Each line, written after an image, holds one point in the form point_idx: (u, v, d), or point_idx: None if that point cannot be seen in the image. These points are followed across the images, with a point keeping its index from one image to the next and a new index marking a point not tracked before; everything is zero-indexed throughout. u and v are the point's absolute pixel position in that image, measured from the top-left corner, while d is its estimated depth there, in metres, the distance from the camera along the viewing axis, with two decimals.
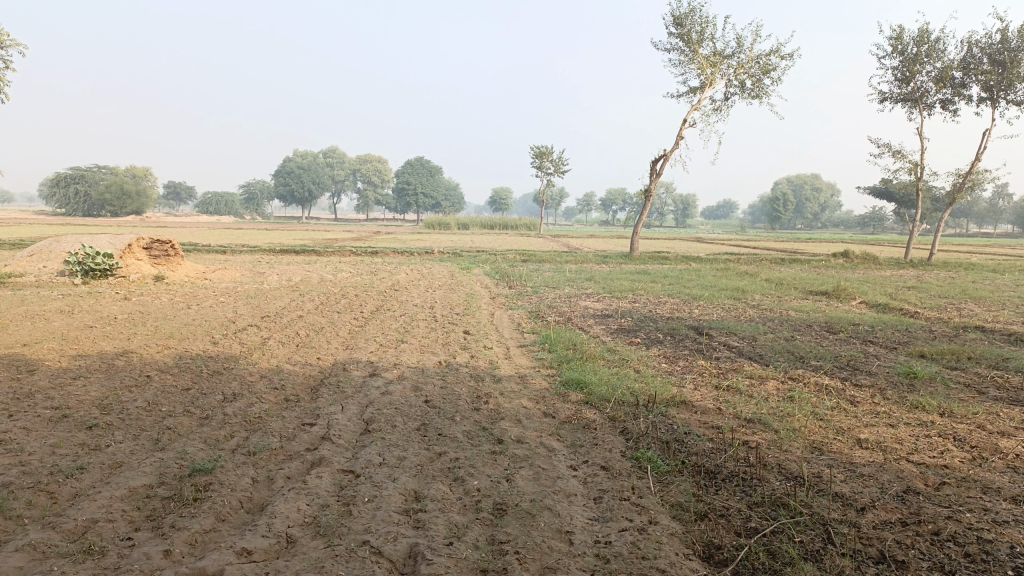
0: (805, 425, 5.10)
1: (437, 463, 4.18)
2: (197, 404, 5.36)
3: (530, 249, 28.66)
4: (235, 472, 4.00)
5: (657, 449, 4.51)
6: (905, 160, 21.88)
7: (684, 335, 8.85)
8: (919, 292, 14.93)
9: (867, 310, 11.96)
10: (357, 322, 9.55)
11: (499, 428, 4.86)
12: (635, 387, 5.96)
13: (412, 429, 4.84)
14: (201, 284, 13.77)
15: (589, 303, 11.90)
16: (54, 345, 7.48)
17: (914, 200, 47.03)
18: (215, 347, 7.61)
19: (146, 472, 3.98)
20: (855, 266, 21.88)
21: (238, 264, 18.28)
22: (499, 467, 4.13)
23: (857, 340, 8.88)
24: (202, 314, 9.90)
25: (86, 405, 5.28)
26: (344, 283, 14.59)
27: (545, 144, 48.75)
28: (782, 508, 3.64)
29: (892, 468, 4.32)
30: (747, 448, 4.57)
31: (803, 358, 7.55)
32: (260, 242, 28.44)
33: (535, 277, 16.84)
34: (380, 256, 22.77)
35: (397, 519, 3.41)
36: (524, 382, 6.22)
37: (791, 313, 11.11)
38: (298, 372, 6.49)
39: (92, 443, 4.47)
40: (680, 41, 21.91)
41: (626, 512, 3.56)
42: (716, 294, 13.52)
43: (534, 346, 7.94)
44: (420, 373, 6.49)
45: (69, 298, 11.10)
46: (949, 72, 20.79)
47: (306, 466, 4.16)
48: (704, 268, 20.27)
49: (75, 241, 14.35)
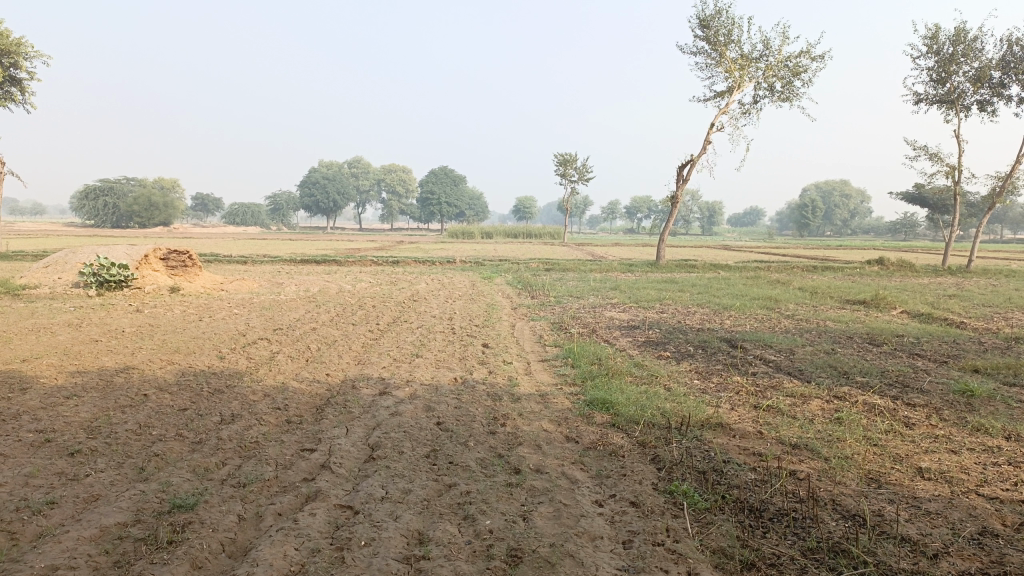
0: (858, 452, 4.58)
1: (445, 498, 3.73)
2: (191, 427, 4.96)
3: (554, 258, 28.16)
4: (219, 508, 3.57)
5: (693, 481, 4.02)
6: (942, 162, 21.12)
7: (716, 348, 8.35)
8: (962, 301, 14.23)
9: (909, 320, 11.32)
10: (371, 334, 9.15)
11: (516, 455, 4.40)
12: (665, 407, 5.46)
13: (420, 456, 4.39)
14: (217, 295, 13.48)
15: (615, 313, 11.41)
16: (54, 361, 7.14)
17: (950, 207, 45.69)
18: (220, 362, 7.24)
19: (122, 508, 3.57)
20: (891, 274, 21.11)
21: (258, 274, 18.08)
22: (514, 503, 3.67)
23: (904, 353, 8.29)
24: (213, 327, 9.55)
25: (73, 428, 4.91)
26: (362, 293, 14.25)
27: (569, 152, 48.22)
28: (842, 556, 3.15)
29: (963, 504, 3.79)
30: (795, 479, 4.07)
31: (847, 373, 6.99)
32: (281, 252, 28.41)
33: (557, 285, 16.42)
34: (401, 265, 22.50)
35: (396, 569, 2.96)
36: (544, 402, 5.75)
37: (829, 324, 10.51)
38: (304, 391, 6.07)
39: (70, 473, 4.08)
40: (706, 44, 21.40)
41: (660, 561, 3.08)
42: (748, 303, 12.96)
43: (557, 361, 7.46)
44: (433, 391, 6.04)
45: (80, 310, 10.82)
46: (987, 72, 20.02)
47: (300, 500, 3.73)
48: (733, 276, 19.69)
49: (92, 252, 14.13)
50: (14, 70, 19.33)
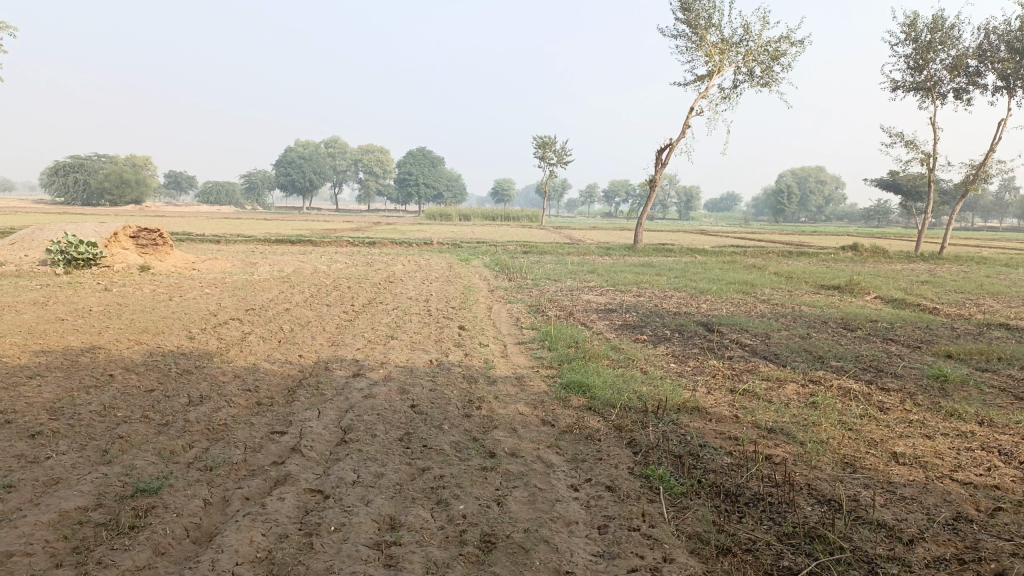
0: (834, 437, 4.57)
1: (418, 482, 3.66)
2: (158, 408, 4.84)
3: (532, 240, 28.10)
4: (184, 492, 3.47)
5: (671, 465, 3.97)
6: (917, 150, 21.28)
7: (693, 331, 8.33)
8: (935, 287, 14.38)
9: (883, 306, 11.40)
10: (346, 315, 9.03)
11: (491, 439, 4.33)
12: (642, 391, 5.42)
13: (393, 440, 4.31)
14: (188, 274, 13.24)
15: (593, 296, 11.37)
16: (17, 340, 6.95)
17: (925, 195, 46.10)
18: (190, 342, 7.09)
19: (83, 492, 3.45)
20: (865, 260, 21.29)
21: (232, 253, 17.81)
22: (488, 487, 3.60)
23: (878, 338, 8.33)
24: (184, 307, 9.37)
25: (35, 409, 4.77)
26: (338, 274, 14.08)
27: (548, 134, 48.01)
28: (818, 541, 3.13)
29: (938, 490, 3.78)
30: (772, 464, 4.04)
31: (823, 358, 7.00)
32: (256, 232, 27.99)
33: (535, 268, 16.35)
34: (378, 246, 22.29)
35: (366, 555, 2.89)
36: (520, 385, 5.69)
37: (804, 308, 10.55)
38: (275, 372, 5.95)
39: (30, 455, 3.95)
40: (687, 27, 21.33)
41: (635, 547, 3.04)
42: (724, 287, 12.98)
43: (533, 344, 7.40)
44: (408, 373, 5.95)
45: (47, 288, 10.57)
46: (963, 60, 20.16)
47: (269, 484, 3.64)
48: (710, 260, 19.75)
49: (60, 230, 13.82)
50: None
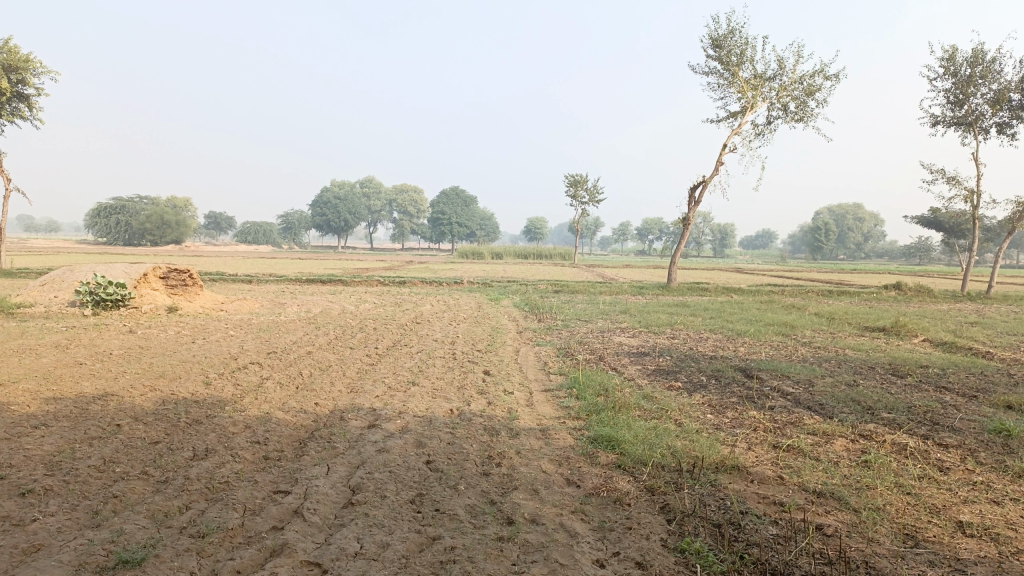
0: (890, 503, 4.12)
1: (426, 555, 3.30)
2: (160, 463, 4.56)
3: (564, 279, 27.74)
4: (170, 566, 3.16)
5: (708, 537, 3.58)
6: (960, 186, 20.63)
7: (730, 378, 7.89)
8: (984, 328, 13.71)
9: (932, 349, 10.80)
10: (368, 359, 8.76)
11: (510, 503, 3.97)
12: (676, 446, 5.02)
13: (404, 502, 3.98)
14: (215, 315, 13.13)
15: (624, 339, 10.99)
16: (31, 385, 6.78)
17: (967, 232, 44.80)
18: (205, 389, 6.85)
19: (61, 563, 3.15)
20: (908, 300, 20.59)
21: (261, 294, 17.78)
22: (504, 563, 3.24)
23: (930, 386, 7.79)
24: (205, 350, 9.18)
25: (32, 463, 4.51)
26: (365, 315, 13.88)
27: (580, 173, 47.87)
28: None
29: (1016, 570, 3.32)
30: (823, 537, 3.62)
31: (872, 408, 6.51)
32: (289, 271, 28.12)
33: (566, 308, 16.01)
34: (408, 286, 22.15)
35: None
36: (545, 439, 5.32)
37: (848, 352, 10.03)
38: (288, 423, 5.65)
39: (16, 517, 3.69)
40: (719, 63, 21.10)
41: None
42: (762, 329, 12.49)
43: (561, 391, 7.04)
44: (426, 425, 5.62)
45: (72, 330, 10.50)
46: (1006, 94, 19.61)
47: (264, 555, 3.33)
48: (746, 300, 19.23)
49: (89, 271, 13.84)
50: (22, 86, 19.63)
